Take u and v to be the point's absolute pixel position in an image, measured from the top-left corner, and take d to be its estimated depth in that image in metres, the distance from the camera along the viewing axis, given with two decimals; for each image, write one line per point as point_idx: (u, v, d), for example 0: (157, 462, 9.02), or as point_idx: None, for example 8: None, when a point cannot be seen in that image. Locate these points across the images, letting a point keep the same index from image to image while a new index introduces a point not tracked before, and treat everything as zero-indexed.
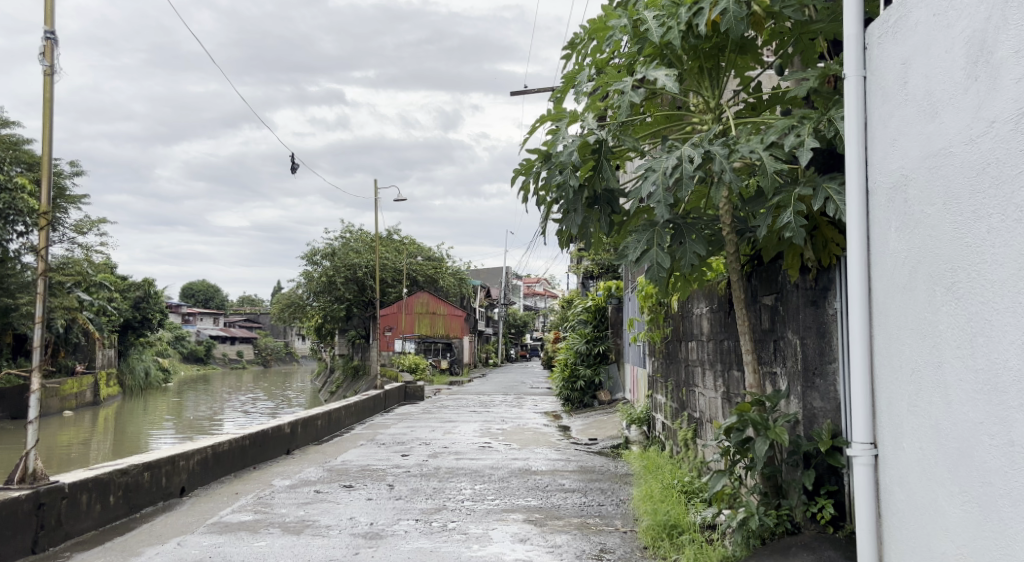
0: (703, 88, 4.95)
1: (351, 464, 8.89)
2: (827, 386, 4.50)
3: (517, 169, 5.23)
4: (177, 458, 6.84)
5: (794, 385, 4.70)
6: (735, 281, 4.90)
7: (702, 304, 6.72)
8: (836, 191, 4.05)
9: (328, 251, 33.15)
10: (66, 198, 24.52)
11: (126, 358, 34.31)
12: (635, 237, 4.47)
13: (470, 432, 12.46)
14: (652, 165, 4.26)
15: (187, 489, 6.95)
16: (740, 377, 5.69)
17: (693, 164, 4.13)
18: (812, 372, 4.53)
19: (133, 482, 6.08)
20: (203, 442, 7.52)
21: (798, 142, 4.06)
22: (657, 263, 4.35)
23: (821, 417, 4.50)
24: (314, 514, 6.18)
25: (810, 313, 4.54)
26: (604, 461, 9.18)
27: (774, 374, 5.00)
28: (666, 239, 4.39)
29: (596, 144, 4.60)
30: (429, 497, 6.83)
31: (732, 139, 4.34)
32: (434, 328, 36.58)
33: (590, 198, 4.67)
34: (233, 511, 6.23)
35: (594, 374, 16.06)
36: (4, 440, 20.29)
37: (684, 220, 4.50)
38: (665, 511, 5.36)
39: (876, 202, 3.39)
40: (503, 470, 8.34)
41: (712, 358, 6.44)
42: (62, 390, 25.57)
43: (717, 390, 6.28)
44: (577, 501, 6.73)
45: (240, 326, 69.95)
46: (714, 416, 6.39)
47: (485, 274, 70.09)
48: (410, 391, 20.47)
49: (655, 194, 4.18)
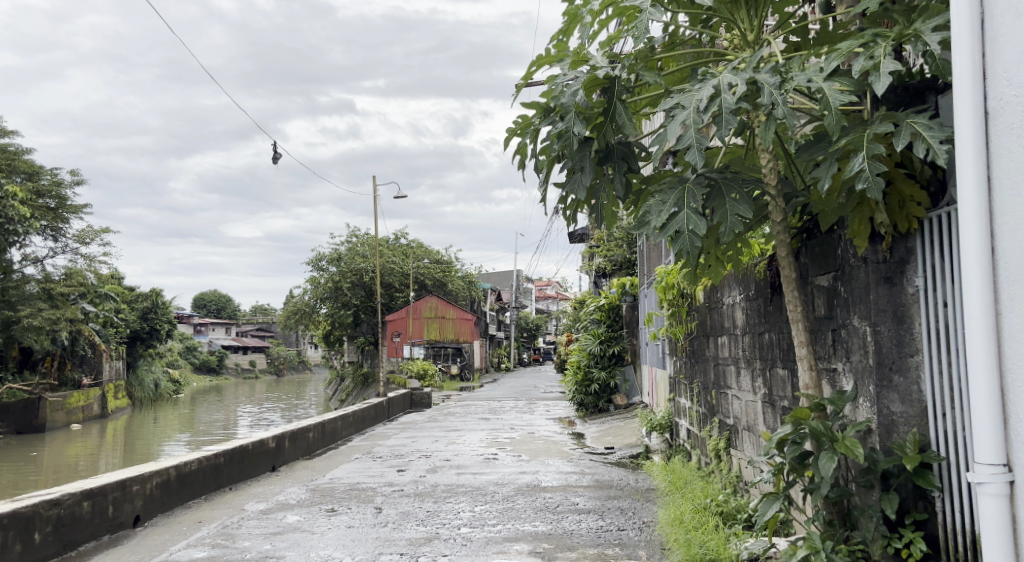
0: (738, 18, 3.95)
1: (338, 482, 7.93)
2: (908, 386, 3.52)
3: (509, 129, 4.36)
4: (130, 482, 5.92)
5: (862, 384, 3.72)
6: (783, 257, 3.96)
7: (734, 292, 5.77)
8: (924, 126, 3.05)
9: (334, 256, 32.40)
10: (67, 207, 23.83)
11: (134, 369, 33.49)
12: (659, 199, 3.51)
13: (475, 442, 11.48)
14: (681, 101, 3.29)
15: (143, 518, 6.05)
16: (785, 377, 4.75)
17: (734, 94, 3.17)
18: (888, 368, 3.55)
19: (66, 515, 5.17)
20: (165, 462, 6.59)
21: (872, 65, 3.08)
22: (689, 230, 3.38)
23: (903, 426, 3.51)
24: (280, 548, 5.24)
25: (884, 292, 3.58)
26: (623, 473, 8.22)
27: (833, 372, 4.03)
28: (699, 197, 3.43)
29: (606, 80, 3.64)
30: (420, 523, 5.88)
31: (785, 65, 3.37)
32: (444, 332, 34.82)
33: (600, 153, 3.73)
34: (187, 546, 5.32)
35: (609, 377, 15.04)
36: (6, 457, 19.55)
37: (720, 174, 3.54)
38: (701, 543, 4.53)
39: (1002, 125, 2.45)
40: (508, 487, 7.37)
41: (748, 355, 5.50)
42: (68, 403, 24.78)
43: (756, 393, 5.34)
44: (593, 526, 5.75)
45: (251, 336, 69.24)
46: (753, 423, 5.45)
47: (496, 278, 69.23)
48: (416, 399, 19.52)
49: (687, 135, 3.22)
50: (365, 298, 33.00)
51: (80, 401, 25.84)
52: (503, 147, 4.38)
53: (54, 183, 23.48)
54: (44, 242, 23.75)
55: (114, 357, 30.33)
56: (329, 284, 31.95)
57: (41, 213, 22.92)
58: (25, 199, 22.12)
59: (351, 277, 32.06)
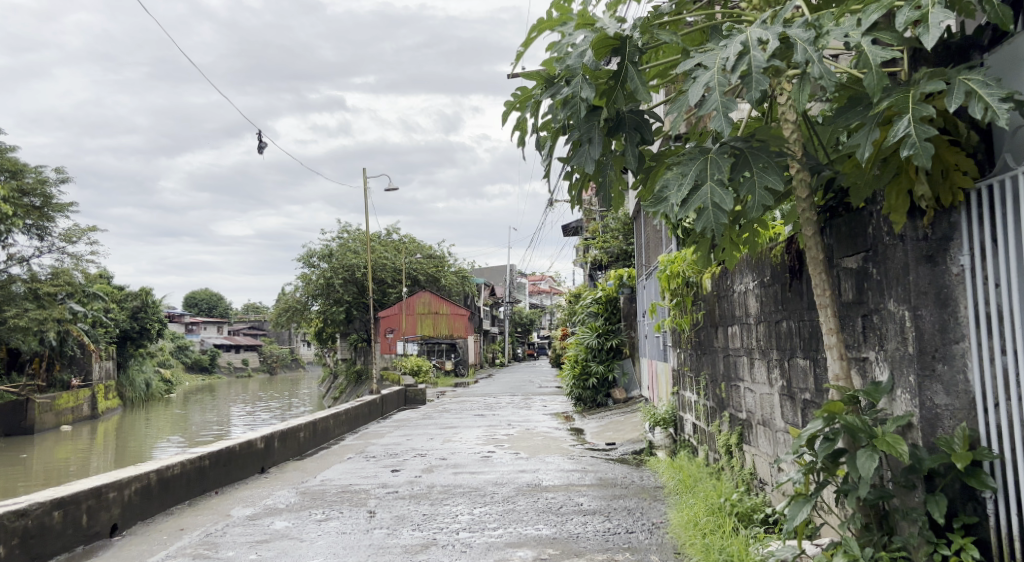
0: None
1: (330, 484, 7.57)
2: (953, 375, 3.18)
3: (509, 101, 4.01)
4: (106, 489, 5.56)
5: (901, 374, 3.37)
6: (810, 237, 3.60)
7: (747, 278, 5.45)
8: (980, 83, 2.72)
9: (325, 252, 31.99)
10: (53, 206, 23.36)
11: (125, 369, 32.99)
12: (678, 171, 3.17)
13: (472, 440, 11.13)
14: (703, 61, 2.95)
15: (121, 526, 5.70)
16: (807, 368, 4.43)
17: (765, 51, 2.84)
18: (930, 356, 3.21)
19: (35, 526, 4.82)
20: (146, 467, 6.24)
21: (918, 16, 2.75)
22: (715, 205, 3.04)
23: (948, 420, 3.17)
24: (267, 558, 4.89)
25: (926, 272, 3.23)
26: (627, 470, 7.87)
27: (865, 361, 3.70)
28: (724, 168, 3.09)
29: (617, 41, 3.28)
30: (417, 529, 5.53)
31: (817, 21, 3.03)
32: (438, 328, 34.50)
33: (609, 123, 3.39)
34: (165, 557, 4.97)
35: (608, 370, 14.67)
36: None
37: (746, 142, 3.20)
38: (721, 549, 4.27)
39: None
40: (508, 487, 7.03)
41: (763, 345, 5.17)
42: (57, 404, 24.30)
43: (773, 385, 5.01)
44: (600, 528, 5.41)
45: (244, 335, 68.67)
46: (769, 418, 5.11)
47: (490, 273, 68.91)
48: (410, 396, 19.17)
49: (711, 97, 2.88)
50: (358, 294, 32.58)
51: (70, 402, 25.38)
52: (501, 121, 4.04)
53: (39, 182, 22.89)
54: (29, 242, 23.23)
55: (104, 357, 29.88)
56: (320, 280, 31.48)
57: (26, 212, 22.43)
58: (7, 197, 21.51)
59: (343, 273, 31.63)
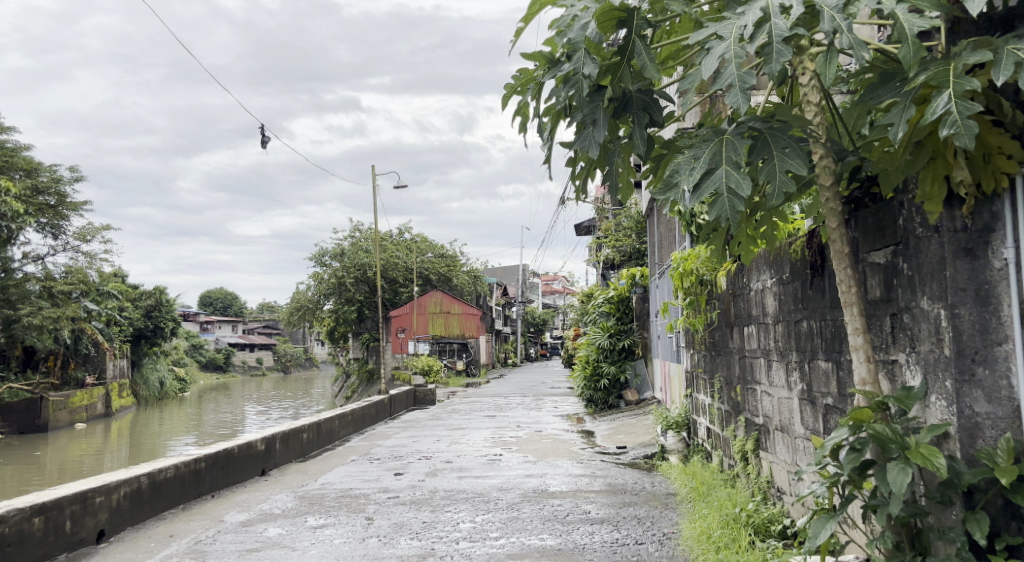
0: None
1: (330, 488, 7.32)
2: (995, 381, 2.89)
3: (509, 84, 3.73)
4: (92, 494, 5.32)
5: (935, 379, 3.07)
6: (835, 229, 3.29)
7: (764, 275, 5.15)
8: None
9: (337, 251, 31.82)
10: (67, 205, 23.28)
11: (139, 367, 32.96)
12: (689, 155, 2.89)
13: (479, 442, 10.85)
14: (720, 29, 2.67)
15: (108, 532, 5.46)
16: (830, 371, 4.13)
17: (788, 18, 2.56)
18: (970, 359, 2.92)
19: (13, 533, 4.59)
20: (137, 470, 6.01)
21: None
22: (732, 193, 2.75)
23: (989, 430, 2.88)
24: None
25: (964, 266, 2.94)
26: (637, 476, 7.57)
27: (895, 365, 3.40)
28: (741, 150, 2.81)
29: (624, 12, 2.99)
30: (415, 537, 5.27)
31: None
32: (449, 328, 34.44)
33: (615, 106, 3.12)
34: None
35: (619, 371, 14.39)
36: (8, 458, 19.03)
37: (766, 123, 2.92)
38: None
39: None
40: (513, 494, 6.74)
41: (782, 346, 4.87)
42: (71, 402, 24.22)
43: (792, 389, 4.71)
44: (607, 539, 5.12)
45: (258, 334, 68.74)
46: (788, 424, 4.81)
47: (502, 273, 68.73)
48: (420, 396, 18.92)
49: (726, 71, 2.60)
50: (370, 293, 32.40)
51: (84, 400, 25.30)
52: (501, 106, 3.76)
53: (53, 180, 22.82)
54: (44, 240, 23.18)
55: (118, 355, 29.66)
56: (332, 280, 31.35)
57: (41, 212, 22.36)
58: (21, 194, 21.45)
59: (355, 273, 31.55)
